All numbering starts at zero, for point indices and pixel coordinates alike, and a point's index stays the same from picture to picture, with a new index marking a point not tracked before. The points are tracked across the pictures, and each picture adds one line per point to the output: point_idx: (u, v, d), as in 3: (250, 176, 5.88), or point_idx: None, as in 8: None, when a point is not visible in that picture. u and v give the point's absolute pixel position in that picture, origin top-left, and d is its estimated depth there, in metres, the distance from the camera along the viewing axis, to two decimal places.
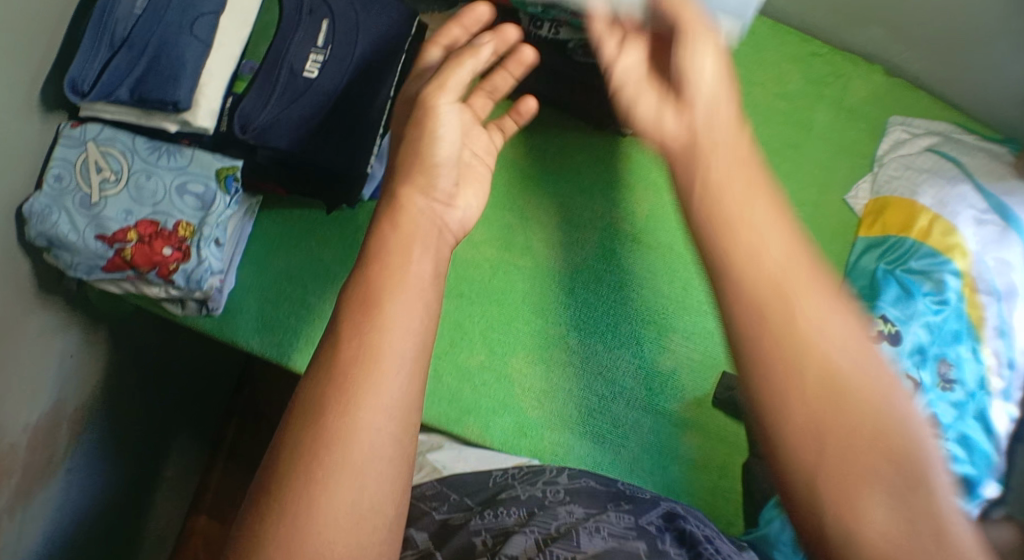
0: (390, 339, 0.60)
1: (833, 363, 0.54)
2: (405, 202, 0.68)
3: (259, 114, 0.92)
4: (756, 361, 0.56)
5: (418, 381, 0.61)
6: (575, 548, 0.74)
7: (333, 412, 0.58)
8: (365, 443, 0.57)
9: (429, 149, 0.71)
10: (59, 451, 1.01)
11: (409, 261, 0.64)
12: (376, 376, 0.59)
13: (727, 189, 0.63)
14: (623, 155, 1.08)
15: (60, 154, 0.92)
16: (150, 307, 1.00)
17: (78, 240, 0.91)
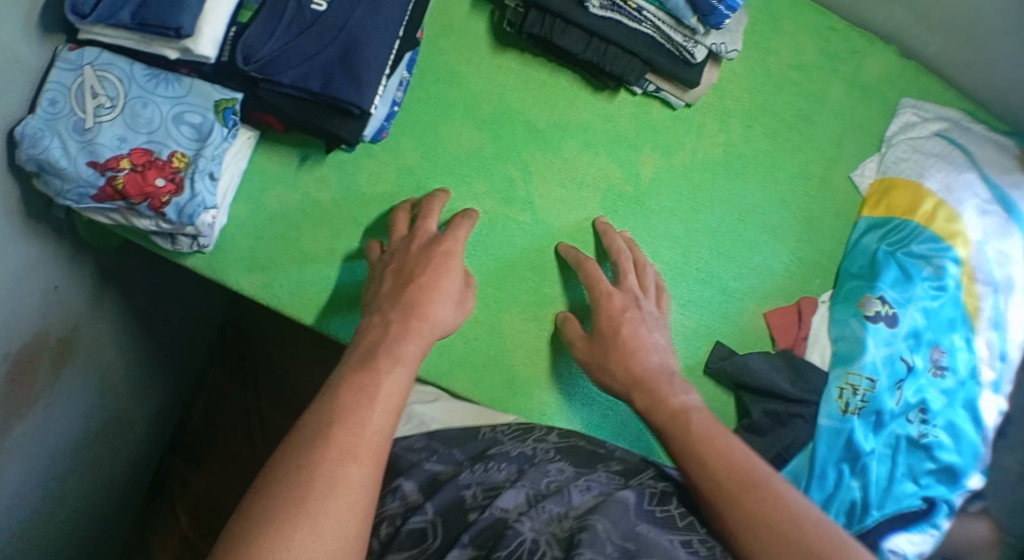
0: (370, 411, 0.71)
1: (786, 531, 0.71)
2: (405, 336, 0.78)
3: (264, 45, 0.88)
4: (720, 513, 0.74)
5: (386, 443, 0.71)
6: (567, 503, 0.76)
7: (329, 459, 0.66)
8: (339, 489, 0.66)
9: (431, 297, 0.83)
10: (39, 384, 0.98)
11: (395, 363, 0.76)
12: (353, 434, 0.69)
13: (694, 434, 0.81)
14: (634, 116, 1.03)
15: (55, 78, 0.88)
16: (141, 240, 0.97)
17: (70, 166, 0.87)
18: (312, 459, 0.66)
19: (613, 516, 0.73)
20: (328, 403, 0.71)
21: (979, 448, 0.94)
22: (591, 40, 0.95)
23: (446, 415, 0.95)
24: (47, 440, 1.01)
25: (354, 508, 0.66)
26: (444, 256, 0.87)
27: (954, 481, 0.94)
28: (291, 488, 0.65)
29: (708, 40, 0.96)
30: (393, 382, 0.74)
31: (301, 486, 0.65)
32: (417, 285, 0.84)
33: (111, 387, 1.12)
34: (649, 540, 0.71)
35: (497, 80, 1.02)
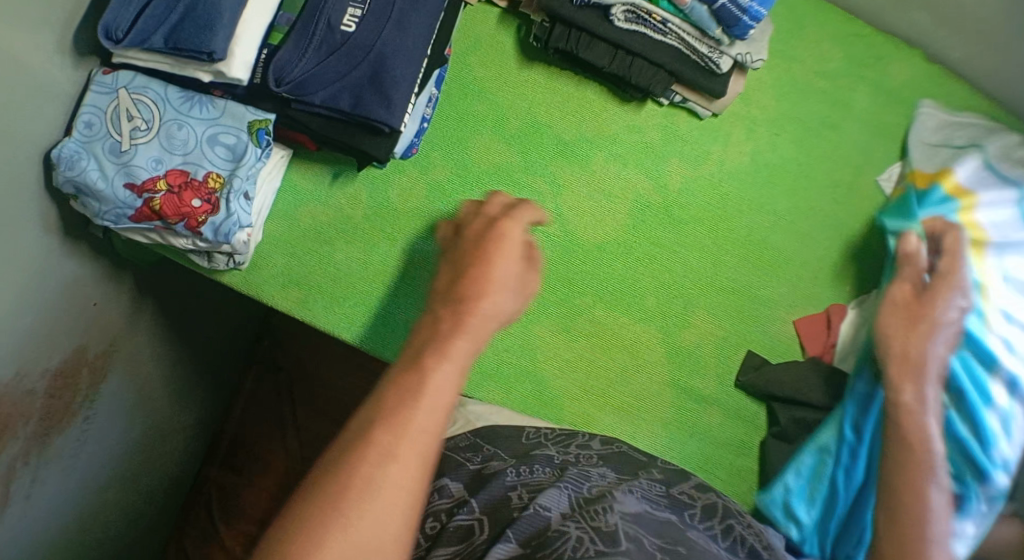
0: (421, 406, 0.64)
1: None
2: (468, 316, 0.70)
3: (294, 67, 0.89)
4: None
5: (434, 446, 0.64)
6: (614, 503, 0.75)
7: (375, 452, 0.62)
8: (382, 492, 0.61)
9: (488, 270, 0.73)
10: (78, 398, 1.00)
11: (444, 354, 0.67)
12: (399, 431, 0.63)
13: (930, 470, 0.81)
14: (662, 125, 1.04)
15: (91, 101, 0.90)
16: (175, 257, 0.99)
17: (106, 188, 0.89)
18: (358, 454, 0.62)
19: (662, 529, 0.74)
20: (378, 395, 0.65)
21: (999, 445, 0.85)
22: (617, 52, 0.96)
23: (490, 413, 0.96)
24: (85, 453, 1.03)
25: (403, 510, 0.61)
26: (497, 242, 0.76)
27: (982, 473, 0.85)
28: (337, 486, 0.61)
29: (733, 50, 0.96)
30: (438, 381, 0.65)
31: (349, 487, 0.61)
32: (468, 278, 0.73)
33: (148, 398, 1.14)
34: (698, 546, 0.74)
35: (524, 94, 1.03)
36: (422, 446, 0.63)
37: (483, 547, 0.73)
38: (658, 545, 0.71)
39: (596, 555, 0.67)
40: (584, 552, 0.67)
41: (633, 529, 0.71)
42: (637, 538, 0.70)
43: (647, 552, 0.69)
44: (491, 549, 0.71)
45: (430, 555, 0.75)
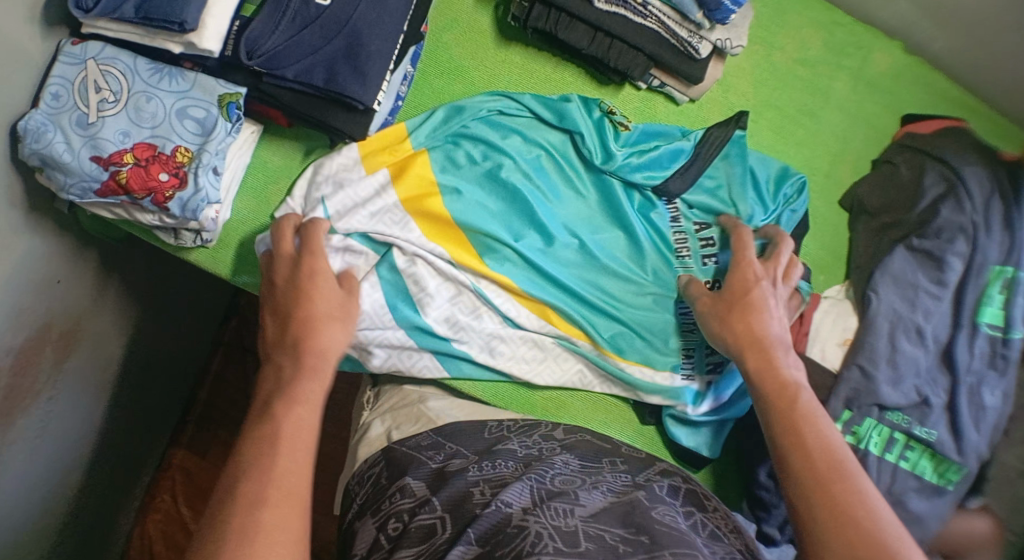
0: (270, 488, 0.68)
1: (861, 528, 0.67)
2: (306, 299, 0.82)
3: (268, 40, 0.88)
4: (789, 432, 0.75)
5: (284, 503, 0.67)
6: (576, 504, 0.75)
7: (239, 512, 0.66)
8: (265, 540, 0.65)
9: (308, 307, 0.82)
10: (41, 376, 0.97)
11: (277, 457, 0.70)
12: (264, 507, 0.67)
13: (814, 457, 0.73)
14: (636, 108, 1.04)
15: (58, 71, 0.88)
16: (143, 235, 0.97)
17: (73, 160, 0.87)
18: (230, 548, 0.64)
19: (625, 514, 0.75)
20: (248, 461, 0.70)
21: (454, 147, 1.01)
22: (596, 35, 0.96)
23: (452, 410, 0.95)
24: (48, 437, 1.01)
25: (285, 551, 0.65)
26: (311, 276, 0.84)
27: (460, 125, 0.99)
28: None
29: (713, 35, 0.96)
30: (303, 456, 0.71)
31: (246, 542, 0.64)
32: (295, 322, 0.81)
33: (112, 378, 1.11)
34: (663, 530, 0.72)
35: (502, 75, 1.02)
36: (297, 492, 0.69)
37: (444, 547, 0.72)
38: (622, 535, 0.72)
39: (555, 552, 0.67)
40: (543, 548, 0.68)
41: (593, 528, 0.72)
42: (597, 535, 0.71)
43: (609, 547, 0.70)
44: (451, 549, 0.71)
45: (394, 556, 0.74)
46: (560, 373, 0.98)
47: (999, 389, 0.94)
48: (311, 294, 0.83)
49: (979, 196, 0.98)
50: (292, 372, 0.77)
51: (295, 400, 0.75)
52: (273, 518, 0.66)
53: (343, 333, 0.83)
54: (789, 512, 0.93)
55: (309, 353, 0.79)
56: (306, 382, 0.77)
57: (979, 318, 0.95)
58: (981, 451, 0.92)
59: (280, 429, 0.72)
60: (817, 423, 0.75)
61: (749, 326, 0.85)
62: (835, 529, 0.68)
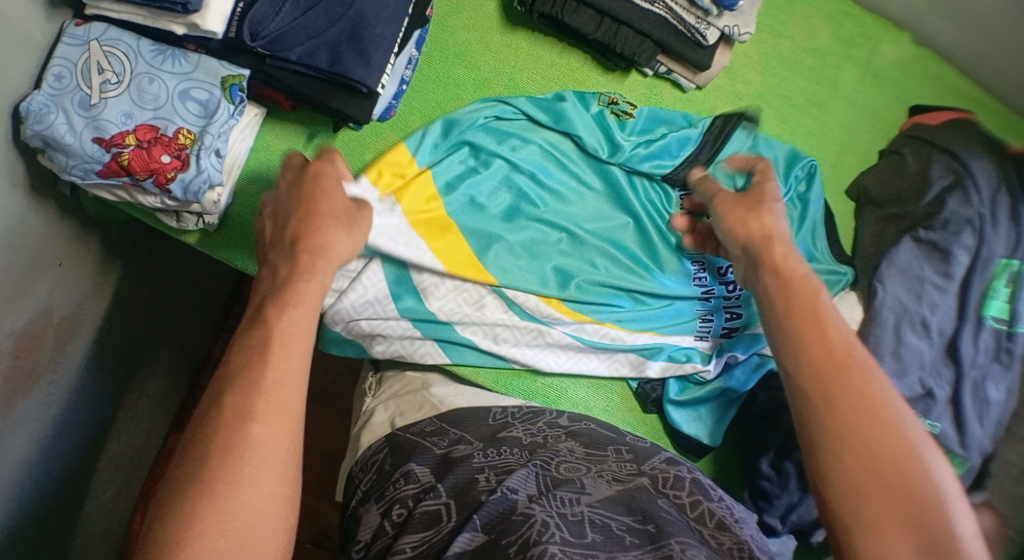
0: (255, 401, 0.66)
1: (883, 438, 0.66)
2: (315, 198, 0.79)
3: (271, 22, 0.87)
4: (802, 330, 0.72)
5: (271, 421, 0.66)
6: (581, 492, 0.75)
7: (227, 427, 0.65)
8: (249, 453, 0.64)
9: (319, 203, 0.79)
10: (44, 359, 0.97)
11: (268, 368, 0.67)
12: (250, 422, 0.65)
13: (829, 354, 0.70)
14: (642, 95, 1.03)
15: (61, 52, 0.88)
16: (146, 218, 0.97)
17: (75, 142, 0.86)
18: (226, 464, 0.63)
19: (631, 502, 0.74)
20: (243, 368, 0.68)
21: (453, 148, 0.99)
22: (603, 20, 0.95)
23: (456, 397, 0.95)
24: (49, 420, 1.01)
25: (266, 467, 0.64)
26: (317, 177, 0.81)
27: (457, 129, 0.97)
28: (209, 486, 0.62)
29: (722, 22, 0.95)
30: (296, 361, 0.69)
31: (234, 458, 0.64)
32: (304, 222, 0.78)
33: (114, 361, 1.11)
34: (669, 518, 0.72)
35: (507, 60, 1.02)
36: (285, 405, 0.67)
37: (449, 534, 0.72)
38: (629, 524, 0.71)
39: (562, 541, 0.67)
40: (550, 537, 0.67)
41: (600, 517, 0.71)
42: (603, 525, 0.70)
43: (616, 537, 0.69)
44: (453, 540, 0.70)
45: (396, 543, 0.73)
46: (566, 358, 0.97)
47: (1004, 384, 0.94)
48: (323, 195, 0.80)
49: (986, 189, 0.97)
50: (289, 271, 0.74)
51: (291, 302, 0.72)
52: (263, 432, 0.65)
53: (351, 239, 0.80)
54: (789, 504, 0.92)
55: (315, 251, 0.76)
56: (302, 281, 0.74)
57: (984, 311, 0.95)
58: (985, 445, 0.91)
59: (275, 333, 0.69)
60: (833, 316, 0.73)
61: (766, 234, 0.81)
62: (851, 434, 0.66)
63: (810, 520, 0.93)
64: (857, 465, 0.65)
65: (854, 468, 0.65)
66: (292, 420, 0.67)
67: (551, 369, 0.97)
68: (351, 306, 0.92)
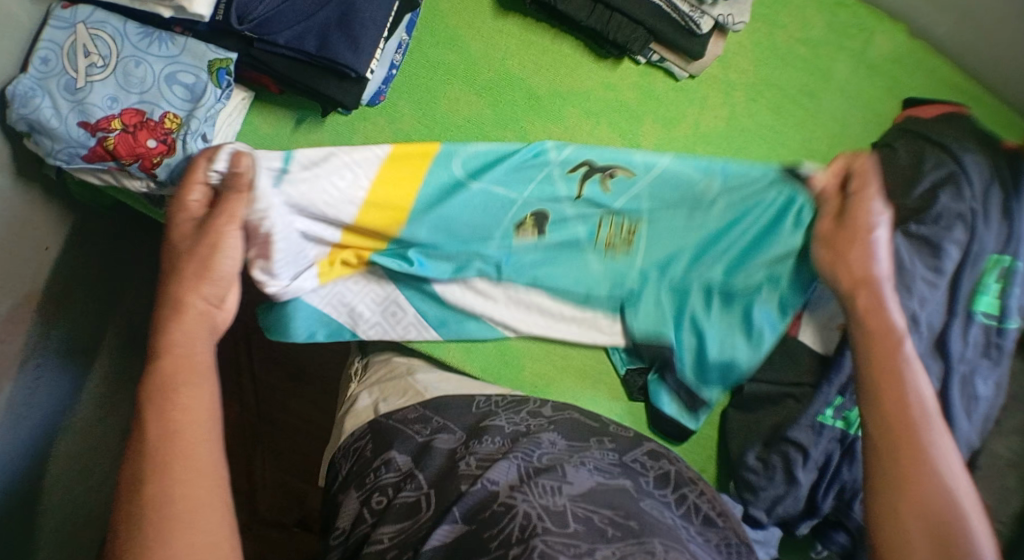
0: (183, 429, 0.63)
1: (945, 519, 0.65)
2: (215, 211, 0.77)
3: (258, 5, 0.86)
4: (877, 393, 0.72)
5: (195, 457, 0.62)
6: (564, 481, 0.73)
7: (134, 475, 0.61)
8: (182, 483, 0.61)
9: (218, 230, 0.75)
10: (28, 342, 0.96)
11: (184, 404, 0.64)
12: (175, 457, 0.62)
13: (908, 410, 0.71)
14: (634, 83, 1.02)
15: (47, 35, 0.86)
16: (131, 202, 0.96)
17: (60, 126, 0.85)
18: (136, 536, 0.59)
19: (614, 498, 0.73)
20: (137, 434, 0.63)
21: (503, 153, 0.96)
22: (596, 7, 0.95)
23: (440, 384, 0.94)
24: (38, 405, 0.99)
25: (202, 489, 0.62)
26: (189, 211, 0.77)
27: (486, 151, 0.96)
28: (138, 527, 0.59)
29: (715, 10, 0.96)
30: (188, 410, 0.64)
31: (151, 503, 0.60)
32: (185, 262, 0.74)
33: (100, 345, 1.10)
34: (653, 519, 0.71)
35: (499, 46, 1.01)
36: (198, 434, 0.64)
37: (428, 525, 0.72)
38: (610, 518, 0.70)
39: (545, 532, 0.66)
40: (532, 530, 0.66)
41: (581, 510, 0.69)
42: (585, 517, 0.69)
43: (597, 529, 0.68)
44: (432, 534, 0.70)
45: (374, 532, 0.73)
46: (524, 299, 0.97)
47: (991, 379, 0.96)
48: (195, 225, 0.76)
49: (978, 183, 0.97)
50: (169, 311, 0.70)
51: (178, 337, 0.68)
52: (173, 475, 0.61)
53: (217, 276, 0.73)
54: (775, 496, 0.92)
55: (166, 305, 0.70)
56: (188, 316, 0.70)
57: (974, 307, 0.96)
58: (972, 440, 0.94)
59: (163, 367, 0.66)
60: (908, 376, 0.72)
61: (855, 265, 0.80)
62: (907, 501, 0.67)
63: (797, 512, 0.93)
64: (922, 528, 0.65)
65: (913, 530, 0.65)
66: (217, 435, 0.65)
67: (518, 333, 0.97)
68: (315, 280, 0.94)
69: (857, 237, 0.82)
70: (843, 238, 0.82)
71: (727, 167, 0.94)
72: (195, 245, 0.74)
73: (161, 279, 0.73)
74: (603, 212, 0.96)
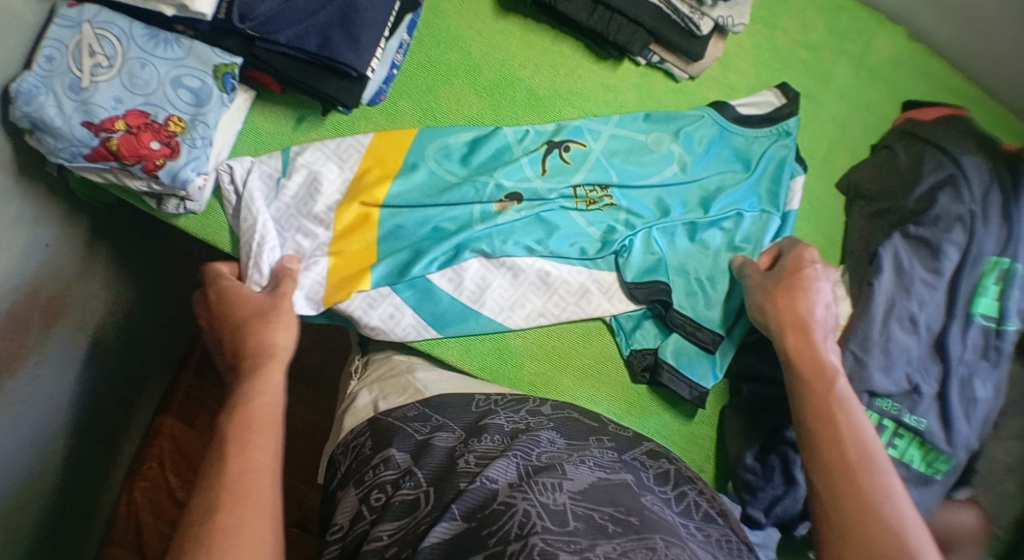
0: (260, 427, 0.73)
1: (886, 515, 0.71)
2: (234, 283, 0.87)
3: (260, 3, 0.86)
4: (820, 414, 0.79)
5: (269, 453, 0.72)
6: (564, 478, 0.73)
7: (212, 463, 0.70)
8: (247, 476, 0.69)
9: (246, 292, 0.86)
10: (30, 340, 0.96)
11: (258, 400, 0.75)
12: (251, 449, 0.71)
13: (838, 419, 0.78)
14: (635, 84, 1.03)
15: (53, 34, 0.87)
16: (131, 200, 0.96)
17: (64, 125, 0.85)
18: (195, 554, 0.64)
19: (615, 495, 0.73)
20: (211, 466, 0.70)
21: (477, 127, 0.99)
22: (596, 8, 0.95)
23: (441, 382, 0.94)
24: (38, 402, 0.99)
25: (260, 490, 0.69)
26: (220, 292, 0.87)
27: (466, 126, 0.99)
28: (208, 506, 0.67)
29: (715, 12, 0.96)
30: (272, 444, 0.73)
31: (217, 488, 0.68)
32: (244, 298, 0.86)
33: (101, 343, 1.10)
34: (654, 516, 0.71)
35: (499, 46, 1.01)
36: (265, 435, 0.73)
37: (427, 522, 0.72)
38: (610, 515, 0.69)
39: (544, 530, 0.65)
40: (532, 527, 0.66)
41: (582, 507, 0.69)
42: (585, 514, 0.68)
43: (597, 526, 0.68)
44: (431, 532, 0.70)
45: (374, 530, 0.73)
46: (511, 290, 0.96)
47: (991, 381, 0.95)
48: (238, 297, 0.86)
49: (978, 186, 0.97)
50: (249, 332, 0.82)
51: (268, 333, 0.82)
52: (241, 465, 0.70)
53: (290, 333, 0.82)
54: (773, 496, 0.92)
55: (258, 354, 0.79)
56: (267, 331, 0.82)
57: (973, 310, 0.95)
58: (971, 443, 0.94)
59: (248, 367, 0.78)
60: (847, 406, 0.79)
61: (788, 309, 0.87)
62: (847, 515, 0.72)
63: (795, 513, 0.93)
64: (851, 515, 0.71)
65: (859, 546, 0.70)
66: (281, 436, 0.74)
67: (517, 327, 0.96)
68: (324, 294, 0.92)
69: (801, 278, 0.88)
70: (786, 285, 0.89)
71: (684, 131, 1.01)
72: (273, 305, 0.85)
73: (231, 304, 0.86)
74: (569, 181, 0.97)
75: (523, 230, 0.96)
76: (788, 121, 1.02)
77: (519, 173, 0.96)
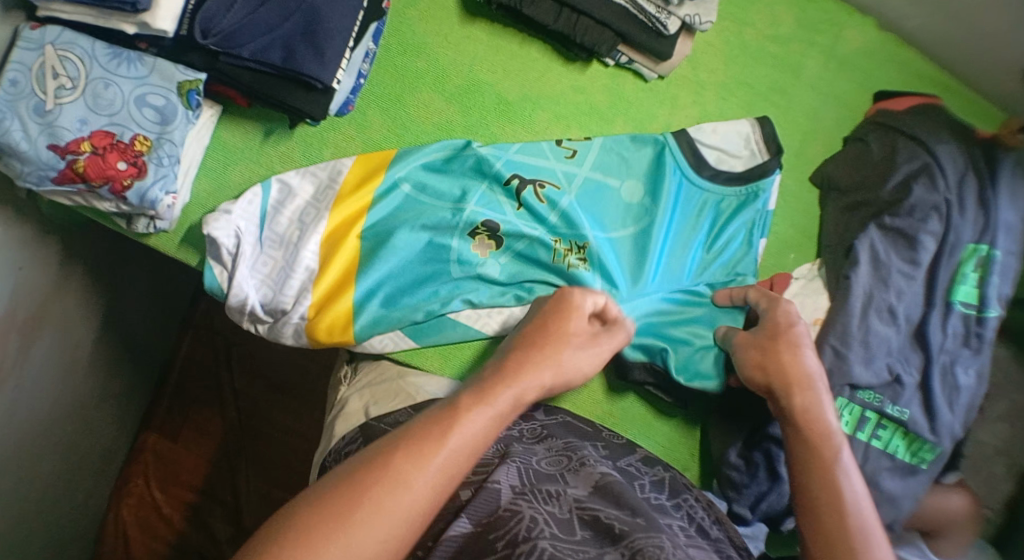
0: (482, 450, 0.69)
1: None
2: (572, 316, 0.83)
3: (223, 18, 0.85)
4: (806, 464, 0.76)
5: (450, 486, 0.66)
6: (566, 487, 0.74)
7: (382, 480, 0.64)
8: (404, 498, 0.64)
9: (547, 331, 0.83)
10: (5, 365, 0.95)
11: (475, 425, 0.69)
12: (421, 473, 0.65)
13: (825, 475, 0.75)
14: (606, 85, 1.02)
15: (16, 57, 0.86)
16: (102, 221, 0.96)
17: (30, 149, 0.85)
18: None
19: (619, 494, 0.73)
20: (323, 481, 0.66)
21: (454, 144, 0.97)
22: (563, 10, 0.95)
23: (433, 386, 0.93)
24: (16, 424, 0.98)
25: (408, 510, 0.64)
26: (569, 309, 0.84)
27: (441, 147, 0.97)
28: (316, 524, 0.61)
29: (682, 10, 0.95)
30: (472, 422, 0.69)
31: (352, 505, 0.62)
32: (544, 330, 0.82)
33: (79, 364, 1.09)
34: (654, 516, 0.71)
35: (468, 52, 1.01)
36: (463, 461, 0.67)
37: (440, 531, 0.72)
38: (618, 514, 0.70)
39: (551, 536, 0.66)
40: (539, 532, 0.66)
41: (588, 511, 0.70)
42: (591, 519, 0.69)
43: (603, 529, 0.69)
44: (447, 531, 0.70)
45: None
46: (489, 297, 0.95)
47: (972, 368, 0.96)
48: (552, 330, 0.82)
49: (952, 174, 0.97)
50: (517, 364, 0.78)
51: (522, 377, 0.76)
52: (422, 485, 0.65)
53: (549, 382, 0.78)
54: (758, 493, 0.92)
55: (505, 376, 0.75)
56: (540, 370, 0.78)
57: (952, 297, 0.96)
58: (954, 430, 0.94)
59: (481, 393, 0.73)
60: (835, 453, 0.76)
61: (789, 366, 0.82)
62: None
63: (781, 508, 0.93)
64: None
65: None
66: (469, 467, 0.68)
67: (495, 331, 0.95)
68: (305, 321, 0.92)
69: (782, 331, 0.84)
70: (774, 338, 0.84)
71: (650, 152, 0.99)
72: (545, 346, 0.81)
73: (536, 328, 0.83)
74: (546, 222, 0.96)
75: (508, 270, 0.95)
76: (762, 181, 0.98)
77: (497, 210, 0.95)
